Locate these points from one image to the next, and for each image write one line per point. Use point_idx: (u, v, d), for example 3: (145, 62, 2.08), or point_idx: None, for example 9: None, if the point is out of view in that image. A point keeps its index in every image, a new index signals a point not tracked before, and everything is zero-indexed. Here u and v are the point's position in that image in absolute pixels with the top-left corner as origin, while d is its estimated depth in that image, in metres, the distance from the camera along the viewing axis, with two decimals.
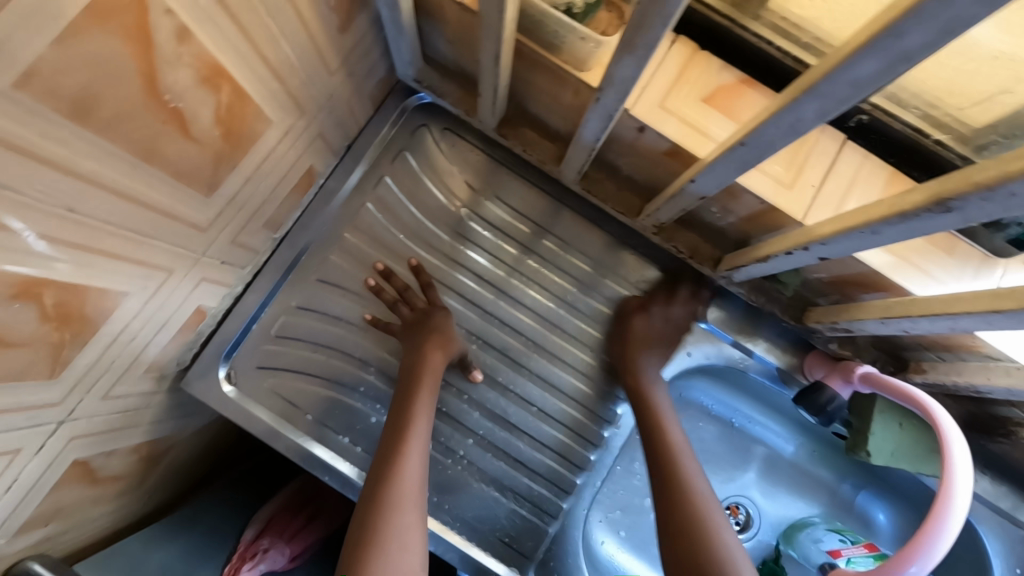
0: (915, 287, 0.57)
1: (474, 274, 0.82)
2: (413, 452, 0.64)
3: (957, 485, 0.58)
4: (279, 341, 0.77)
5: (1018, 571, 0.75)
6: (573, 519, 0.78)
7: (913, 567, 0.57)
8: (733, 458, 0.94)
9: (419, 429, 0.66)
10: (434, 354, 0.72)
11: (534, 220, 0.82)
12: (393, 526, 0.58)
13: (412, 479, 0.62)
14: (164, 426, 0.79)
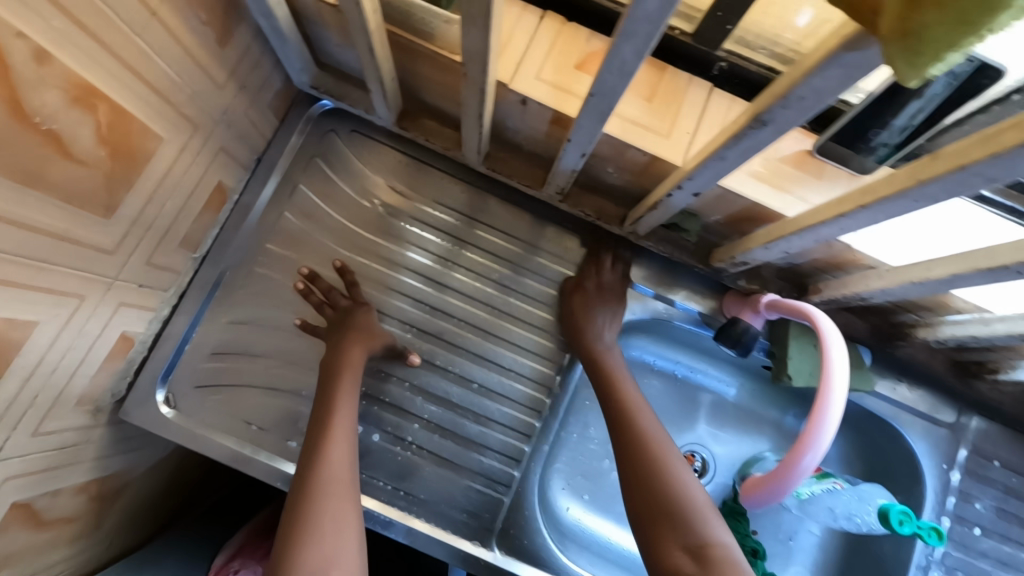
0: (788, 210, 0.62)
1: (414, 272, 0.84)
2: (338, 445, 0.65)
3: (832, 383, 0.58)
4: (216, 359, 0.78)
5: (945, 466, 0.81)
6: (528, 485, 0.80)
7: (809, 457, 0.60)
8: (682, 407, 0.97)
9: (342, 423, 0.67)
10: (353, 348, 0.73)
11: (462, 212, 0.86)
12: (321, 513, 0.59)
13: (338, 468, 0.63)
14: (112, 462, 0.78)
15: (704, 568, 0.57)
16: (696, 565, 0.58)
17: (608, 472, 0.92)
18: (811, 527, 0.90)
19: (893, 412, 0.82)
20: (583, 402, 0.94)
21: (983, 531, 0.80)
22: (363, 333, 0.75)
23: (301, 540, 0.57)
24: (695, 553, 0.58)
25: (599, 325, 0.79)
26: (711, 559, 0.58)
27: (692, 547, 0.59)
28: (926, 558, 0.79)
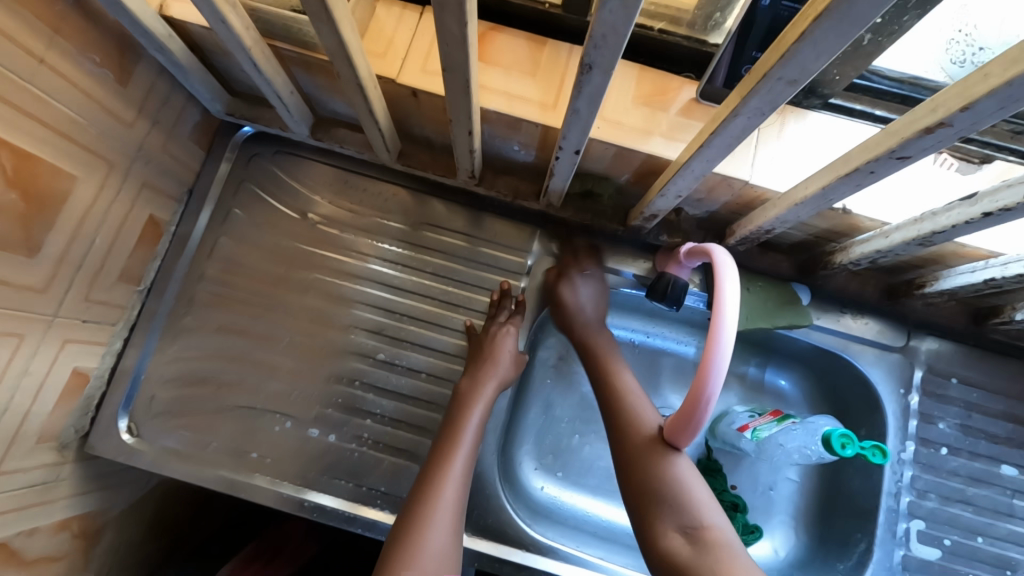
0: (670, 152, 0.65)
1: (375, 282, 0.84)
2: (468, 441, 0.70)
3: (727, 315, 0.54)
4: (173, 385, 0.80)
5: (902, 391, 0.81)
6: (486, 466, 0.80)
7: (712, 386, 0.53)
8: (644, 375, 0.97)
9: (477, 414, 0.72)
10: (489, 379, 0.75)
11: (406, 215, 0.87)
12: (444, 502, 0.63)
13: (467, 458, 0.68)
14: (89, 500, 0.80)
15: (699, 551, 0.57)
16: (691, 548, 0.57)
17: (578, 446, 0.93)
18: (788, 474, 0.90)
19: (842, 344, 0.82)
20: (545, 381, 0.95)
21: (950, 450, 0.80)
22: (505, 367, 0.77)
23: (426, 524, 0.61)
24: (691, 535, 0.58)
25: (587, 315, 0.80)
26: (706, 543, 0.57)
27: (687, 530, 0.59)
28: (896, 485, 0.79)
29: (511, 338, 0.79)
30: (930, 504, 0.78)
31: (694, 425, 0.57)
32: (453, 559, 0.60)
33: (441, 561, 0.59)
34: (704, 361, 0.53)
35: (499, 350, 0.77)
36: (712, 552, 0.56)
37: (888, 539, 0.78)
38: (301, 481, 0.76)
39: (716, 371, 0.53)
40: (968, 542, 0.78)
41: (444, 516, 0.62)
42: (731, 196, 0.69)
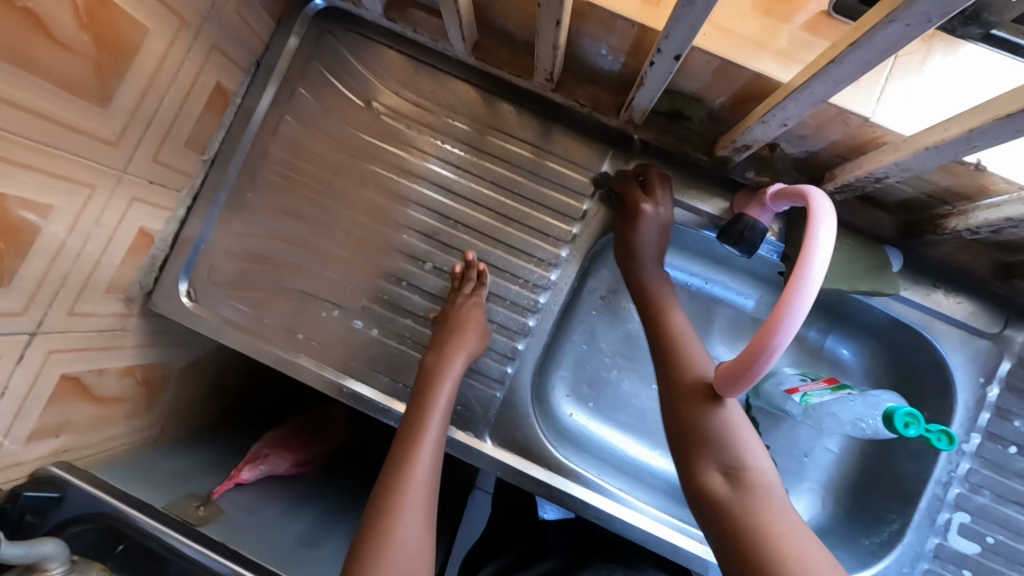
0: (783, 74, 0.56)
1: (433, 184, 0.81)
2: (438, 419, 0.69)
3: (814, 259, 0.50)
4: (228, 259, 0.82)
5: (981, 380, 0.74)
6: (520, 384, 0.79)
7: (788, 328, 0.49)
8: (694, 321, 0.94)
9: (446, 391, 0.70)
10: (458, 353, 0.72)
11: (474, 116, 0.82)
12: (414, 489, 0.63)
13: (435, 443, 0.67)
14: (152, 352, 0.87)
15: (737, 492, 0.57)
16: (730, 488, 0.57)
17: (614, 381, 0.93)
18: (828, 444, 0.88)
19: (925, 321, 0.75)
20: (591, 312, 0.93)
21: (1020, 450, 0.73)
22: (471, 339, 0.74)
23: (395, 515, 0.60)
24: (731, 476, 0.58)
25: None
26: (745, 484, 0.57)
27: (729, 470, 0.58)
28: (947, 474, 0.74)
29: (479, 311, 0.76)
30: (981, 500, 0.73)
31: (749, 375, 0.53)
32: (424, 551, 0.60)
33: (410, 552, 0.59)
34: (781, 306, 0.49)
35: (465, 322, 0.74)
36: (749, 493, 0.56)
37: (925, 525, 0.74)
38: (342, 367, 0.79)
39: (792, 320, 0.49)
40: (1013, 544, 0.73)
41: (413, 506, 0.62)
42: (843, 134, 0.60)
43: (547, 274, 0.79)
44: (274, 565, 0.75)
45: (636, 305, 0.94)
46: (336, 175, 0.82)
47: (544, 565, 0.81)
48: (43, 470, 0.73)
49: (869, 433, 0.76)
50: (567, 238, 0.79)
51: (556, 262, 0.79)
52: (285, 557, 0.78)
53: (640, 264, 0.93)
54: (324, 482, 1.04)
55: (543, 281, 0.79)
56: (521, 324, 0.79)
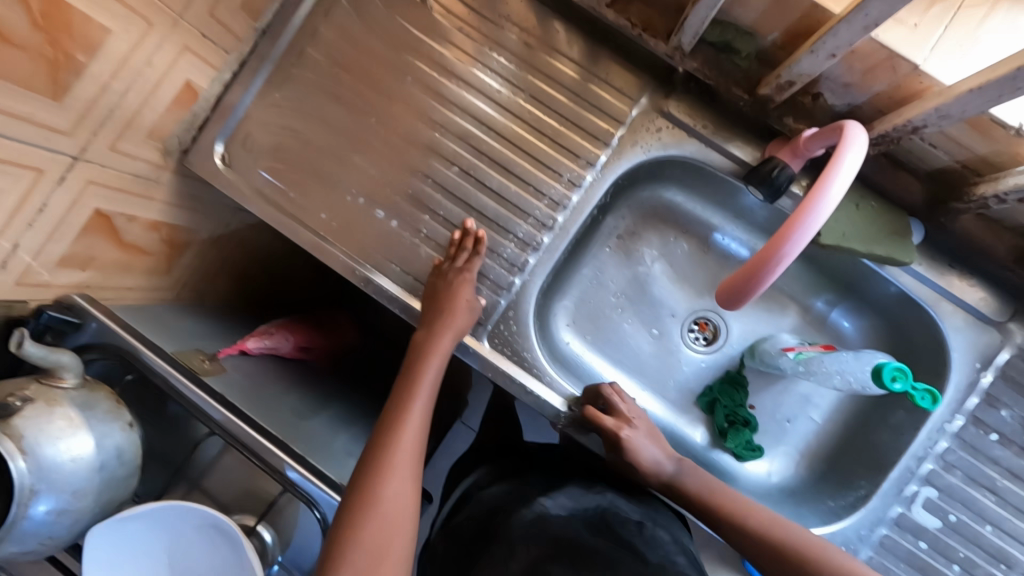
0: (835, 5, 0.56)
1: (476, 89, 0.81)
2: (427, 389, 0.71)
3: (839, 172, 0.56)
4: (263, 131, 0.84)
5: (978, 365, 0.75)
6: (526, 293, 0.81)
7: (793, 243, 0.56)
8: (704, 275, 0.96)
9: (435, 365, 0.73)
10: (449, 331, 0.75)
11: (527, 28, 0.81)
12: (404, 448, 0.65)
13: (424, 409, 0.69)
14: (178, 214, 0.90)
15: None
16: None
17: (614, 318, 0.95)
18: (813, 414, 0.90)
19: (933, 299, 0.75)
20: (604, 249, 0.95)
21: (1001, 438, 0.74)
22: (462, 317, 0.76)
23: (387, 472, 0.62)
24: None
25: None
26: None
27: None
28: (924, 450, 0.75)
29: (468, 288, 0.77)
30: (951, 479, 0.75)
31: (752, 285, 0.59)
32: (410, 512, 0.62)
33: (397, 507, 0.61)
34: (793, 223, 0.56)
35: (457, 296, 0.76)
36: None
37: (892, 494, 0.76)
38: (357, 252, 0.81)
39: (800, 236, 0.56)
40: (974, 525, 0.74)
41: (404, 464, 0.64)
42: (889, 84, 0.60)
43: (568, 194, 0.80)
44: (268, 423, 0.80)
45: (648, 249, 0.96)
46: (381, 65, 0.83)
47: (530, 477, 0.79)
48: (67, 298, 0.76)
49: (856, 385, 0.83)
50: (595, 161, 0.80)
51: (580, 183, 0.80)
52: (277, 420, 0.82)
53: (662, 207, 0.93)
54: (323, 371, 1.09)
55: (564, 200, 0.80)
56: (538, 240, 0.80)
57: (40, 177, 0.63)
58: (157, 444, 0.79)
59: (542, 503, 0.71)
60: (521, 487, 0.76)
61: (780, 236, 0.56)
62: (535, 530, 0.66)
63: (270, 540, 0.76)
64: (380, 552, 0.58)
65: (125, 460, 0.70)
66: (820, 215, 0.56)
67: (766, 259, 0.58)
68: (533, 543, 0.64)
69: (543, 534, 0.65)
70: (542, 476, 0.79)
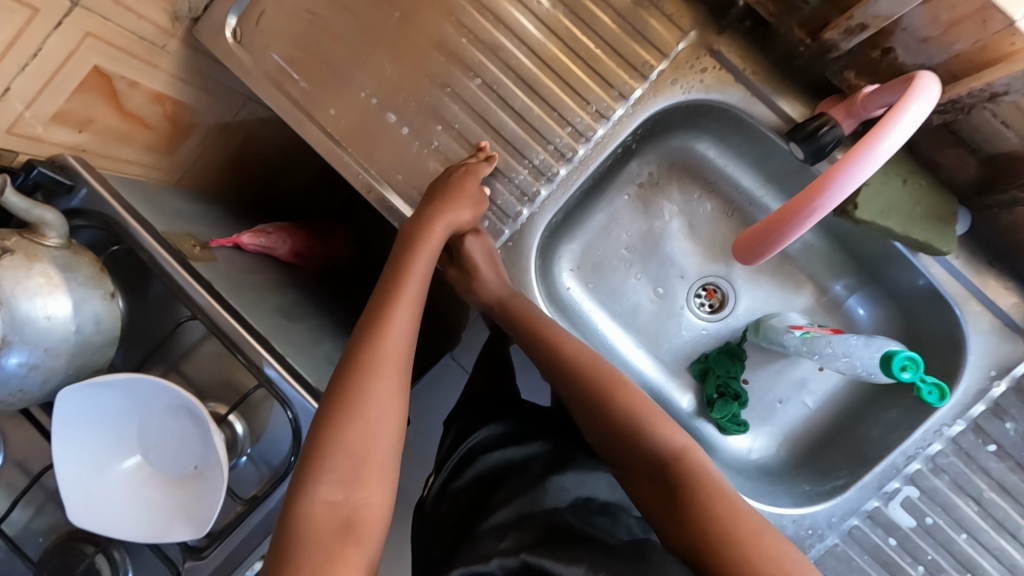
0: None
1: None
2: (414, 286, 0.67)
3: (894, 130, 0.50)
4: (277, 9, 0.77)
5: (992, 373, 0.70)
6: (533, 227, 0.77)
7: (825, 197, 0.51)
8: (722, 240, 0.91)
9: (424, 260, 0.69)
10: (441, 221, 0.70)
11: None
12: (390, 348, 0.62)
13: (411, 305, 0.66)
14: (184, 90, 0.85)
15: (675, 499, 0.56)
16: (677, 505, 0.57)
17: (620, 271, 0.91)
18: (806, 399, 0.88)
19: (962, 297, 0.70)
20: (622, 197, 0.89)
21: (998, 451, 0.71)
22: (459, 209, 0.71)
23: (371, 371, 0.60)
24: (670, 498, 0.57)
25: None
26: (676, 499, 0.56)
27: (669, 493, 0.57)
28: (915, 449, 0.73)
29: (472, 180, 0.72)
30: (936, 482, 0.72)
31: (778, 237, 0.55)
32: (398, 407, 0.60)
33: (383, 406, 0.58)
34: (830, 175, 0.51)
35: (457, 190, 0.71)
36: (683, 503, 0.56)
37: (872, 488, 0.73)
38: (363, 156, 0.77)
39: (835, 193, 0.51)
40: (949, 531, 0.72)
41: (390, 364, 0.61)
42: (974, 42, 0.53)
43: (594, 127, 0.74)
44: (251, 319, 0.78)
45: (669, 204, 0.90)
46: None
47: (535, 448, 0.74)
48: (60, 158, 0.74)
49: (860, 371, 0.78)
50: (628, 95, 0.73)
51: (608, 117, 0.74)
52: (260, 317, 0.81)
53: (692, 160, 0.87)
54: (317, 279, 1.07)
55: (588, 132, 0.74)
56: (554, 171, 0.75)
57: (34, 17, 0.59)
58: (140, 318, 0.78)
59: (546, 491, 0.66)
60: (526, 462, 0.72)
61: (812, 190, 0.52)
62: (527, 518, 0.62)
63: (242, 432, 0.76)
64: (365, 446, 0.56)
65: (103, 328, 0.69)
66: (863, 170, 0.50)
67: (794, 213, 0.53)
68: (526, 526, 0.61)
69: (531, 523, 0.61)
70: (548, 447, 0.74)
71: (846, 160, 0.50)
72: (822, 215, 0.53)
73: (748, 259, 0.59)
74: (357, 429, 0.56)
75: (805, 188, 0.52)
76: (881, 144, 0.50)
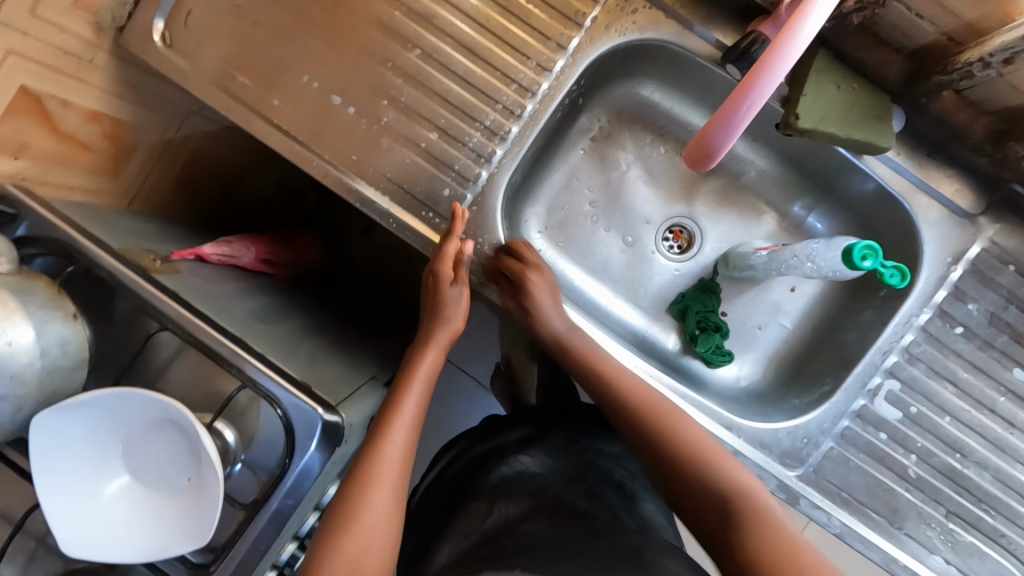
0: None
1: None
2: (412, 406, 0.74)
3: (814, 12, 0.52)
4: (204, 7, 0.76)
5: (949, 260, 0.74)
6: (495, 187, 0.77)
7: (755, 90, 0.54)
8: (680, 181, 0.93)
9: (418, 386, 0.75)
10: (433, 346, 0.79)
11: None
12: (387, 461, 0.68)
13: (410, 424, 0.72)
14: (122, 107, 0.83)
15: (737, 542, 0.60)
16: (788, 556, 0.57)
17: (587, 226, 0.92)
18: (782, 321, 0.90)
19: (908, 191, 0.73)
20: (577, 152, 0.91)
21: (965, 332, 0.74)
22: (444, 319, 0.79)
23: (368, 486, 0.66)
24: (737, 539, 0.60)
25: None
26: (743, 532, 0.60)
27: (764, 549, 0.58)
28: (889, 343, 0.75)
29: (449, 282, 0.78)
30: (914, 372, 0.75)
31: (721, 141, 0.58)
32: (391, 516, 0.66)
33: (379, 514, 0.65)
34: (761, 65, 0.53)
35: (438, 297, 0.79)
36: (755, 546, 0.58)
37: (856, 388, 0.76)
38: (314, 142, 0.76)
39: (766, 83, 0.54)
40: (933, 417, 0.75)
41: (387, 477, 0.67)
42: None
43: (539, 81, 0.75)
44: (226, 323, 0.77)
45: (624, 153, 0.92)
46: None
47: (514, 434, 0.92)
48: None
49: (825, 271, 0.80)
50: (567, 44, 0.75)
51: (551, 69, 0.75)
52: (234, 321, 0.79)
53: (639, 107, 0.90)
54: (289, 284, 1.05)
55: (533, 87, 0.75)
56: (507, 129, 0.76)
57: None
58: (105, 341, 0.75)
59: (522, 460, 0.85)
60: (504, 443, 0.90)
61: (743, 86, 0.54)
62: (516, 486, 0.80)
63: (233, 441, 0.74)
64: (363, 556, 0.63)
65: (70, 351, 0.67)
66: (794, 52, 0.53)
67: (729, 112, 0.56)
68: (517, 495, 0.78)
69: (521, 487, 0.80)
70: (526, 431, 0.92)
71: (777, 45, 0.53)
72: (758, 106, 0.56)
73: (698, 166, 0.60)
74: (355, 540, 0.63)
75: (742, 79, 0.54)
76: (803, 28, 0.52)
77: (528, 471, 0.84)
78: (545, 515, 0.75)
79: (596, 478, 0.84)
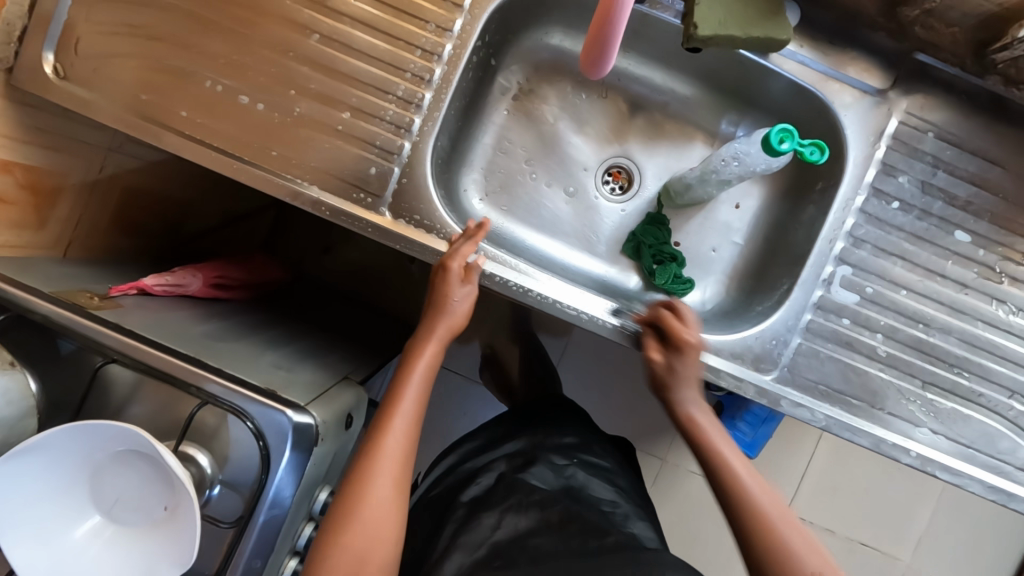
0: None
1: None
2: (413, 394, 0.71)
3: None
4: (93, 33, 0.75)
5: (873, 139, 0.75)
6: (421, 156, 0.77)
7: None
8: (608, 123, 0.94)
9: (419, 372, 0.72)
10: (437, 330, 0.75)
11: None
12: (386, 456, 0.66)
13: (410, 415, 0.69)
14: (31, 152, 0.78)
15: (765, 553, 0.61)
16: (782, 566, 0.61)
17: (526, 184, 0.93)
18: (733, 239, 0.91)
19: (817, 80, 0.76)
20: (501, 113, 0.92)
21: (902, 205, 0.76)
22: (448, 312, 0.76)
23: (366, 481, 0.64)
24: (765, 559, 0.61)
25: None
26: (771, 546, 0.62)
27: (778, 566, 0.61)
28: (834, 231, 0.77)
29: (450, 282, 0.74)
30: (863, 253, 0.76)
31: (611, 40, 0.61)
32: (393, 509, 0.65)
33: (381, 508, 0.64)
34: None
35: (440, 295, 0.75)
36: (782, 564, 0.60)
37: (811, 280, 0.77)
38: (229, 145, 0.74)
39: None
40: (890, 293, 0.76)
41: (389, 471, 0.65)
42: None
43: (443, 43, 0.76)
44: (177, 345, 0.75)
45: (548, 106, 0.93)
46: None
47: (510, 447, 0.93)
48: None
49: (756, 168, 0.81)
50: (462, 2, 0.76)
51: (452, 29, 0.76)
52: (186, 342, 0.77)
53: (551, 58, 0.91)
54: (244, 305, 1.03)
55: (438, 49, 0.75)
56: (421, 96, 0.75)
57: None
58: (51, 385, 0.72)
59: (529, 474, 0.86)
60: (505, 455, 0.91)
61: None
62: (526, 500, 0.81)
63: (208, 465, 0.70)
64: (366, 551, 0.62)
65: (13, 400, 0.66)
66: None
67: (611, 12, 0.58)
68: (527, 508, 0.80)
69: (531, 499, 0.81)
70: (520, 444, 0.94)
71: None
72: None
73: (594, 72, 0.65)
74: (359, 536, 0.62)
75: None
76: None
77: (531, 484, 0.84)
78: (554, 528, 0.76)
79: (589, 500, 0.84)
